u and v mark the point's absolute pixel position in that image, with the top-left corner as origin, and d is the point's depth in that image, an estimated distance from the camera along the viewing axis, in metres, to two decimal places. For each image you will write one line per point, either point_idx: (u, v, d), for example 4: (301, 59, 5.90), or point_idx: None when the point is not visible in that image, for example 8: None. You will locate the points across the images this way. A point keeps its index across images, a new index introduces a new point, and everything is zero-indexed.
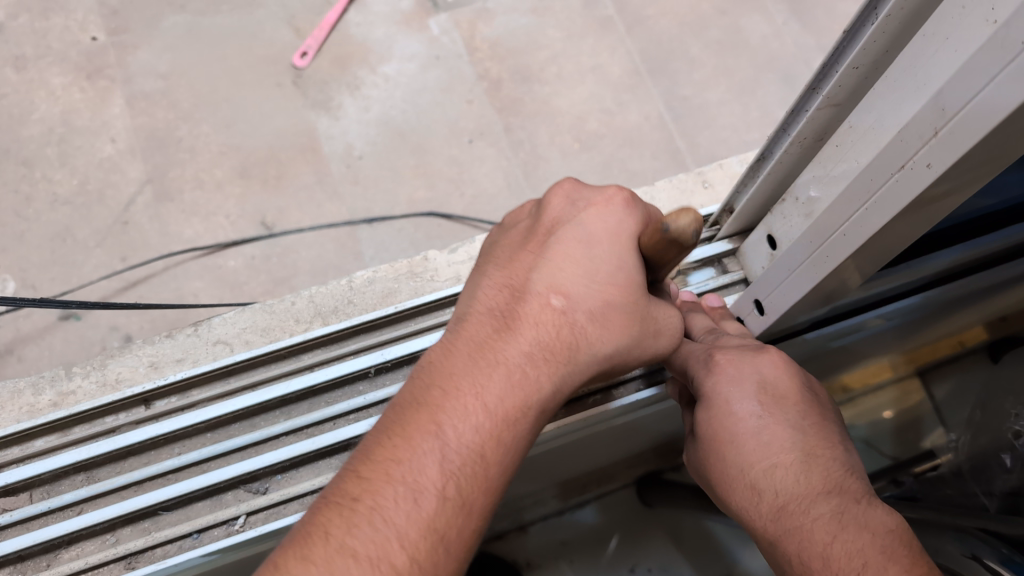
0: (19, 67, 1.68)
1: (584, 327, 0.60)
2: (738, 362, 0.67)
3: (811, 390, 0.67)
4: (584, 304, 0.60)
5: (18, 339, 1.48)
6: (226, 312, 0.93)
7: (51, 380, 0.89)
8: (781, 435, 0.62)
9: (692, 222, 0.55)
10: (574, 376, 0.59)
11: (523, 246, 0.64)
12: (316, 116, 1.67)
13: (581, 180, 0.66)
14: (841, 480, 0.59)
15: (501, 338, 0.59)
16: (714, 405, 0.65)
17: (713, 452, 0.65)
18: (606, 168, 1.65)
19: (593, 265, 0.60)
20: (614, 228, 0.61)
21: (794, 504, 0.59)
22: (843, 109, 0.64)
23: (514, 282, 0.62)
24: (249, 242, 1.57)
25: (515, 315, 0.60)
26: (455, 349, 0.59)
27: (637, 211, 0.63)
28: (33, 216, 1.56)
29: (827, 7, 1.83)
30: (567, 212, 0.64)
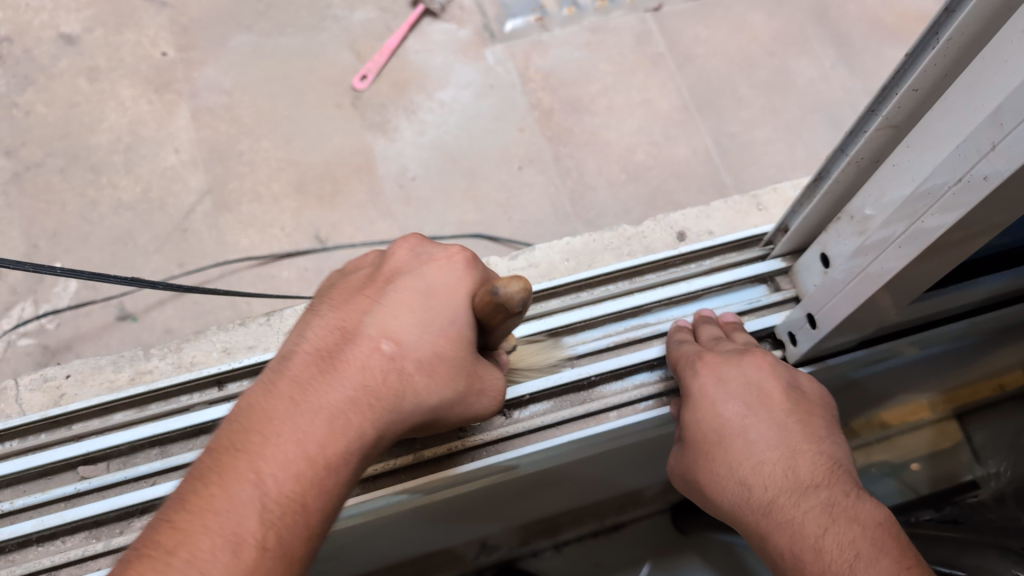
0: (91, 78, 1.74)
1: (408, 377, 0.63)
2: (724, 367, 0.74)
3: (798, 388, 0.73)
4: (411, 353, 0.63)
5: (76, 337, 1.53)
6: (297, 304, 0.96)
7: (131, 360, 0.95)
8: (766, 436, 0.68)
9: (518, 291, 0.59)
10: (392, 424, 0.62)
11: (360, 293, 0.67)
12: (373, 137, 1.73)
13: (424, 239, 0.72)
14: (827, 476, 0.63)
15: (325, 378, 0.60)
16: (703, 408, 0.72)
17: (703, 454, 0.70)
18: (651, 200, 1.69)
19: (426, 316, 0.65)
20: (451, 280, 0.66)
21: (782, 497, 0.63)
22: (899, 132, 0.67)
23: (344, 325, 0.64)
24: (303, 255, 1.62)
25: (340, 359, 0.61)
26: (279, 386, 0.59)
27: (476, 270, 0.69)
28: (97, 220, 1.62)
29: (875, 53, 1.87)
30: (409, 264, 0.69)
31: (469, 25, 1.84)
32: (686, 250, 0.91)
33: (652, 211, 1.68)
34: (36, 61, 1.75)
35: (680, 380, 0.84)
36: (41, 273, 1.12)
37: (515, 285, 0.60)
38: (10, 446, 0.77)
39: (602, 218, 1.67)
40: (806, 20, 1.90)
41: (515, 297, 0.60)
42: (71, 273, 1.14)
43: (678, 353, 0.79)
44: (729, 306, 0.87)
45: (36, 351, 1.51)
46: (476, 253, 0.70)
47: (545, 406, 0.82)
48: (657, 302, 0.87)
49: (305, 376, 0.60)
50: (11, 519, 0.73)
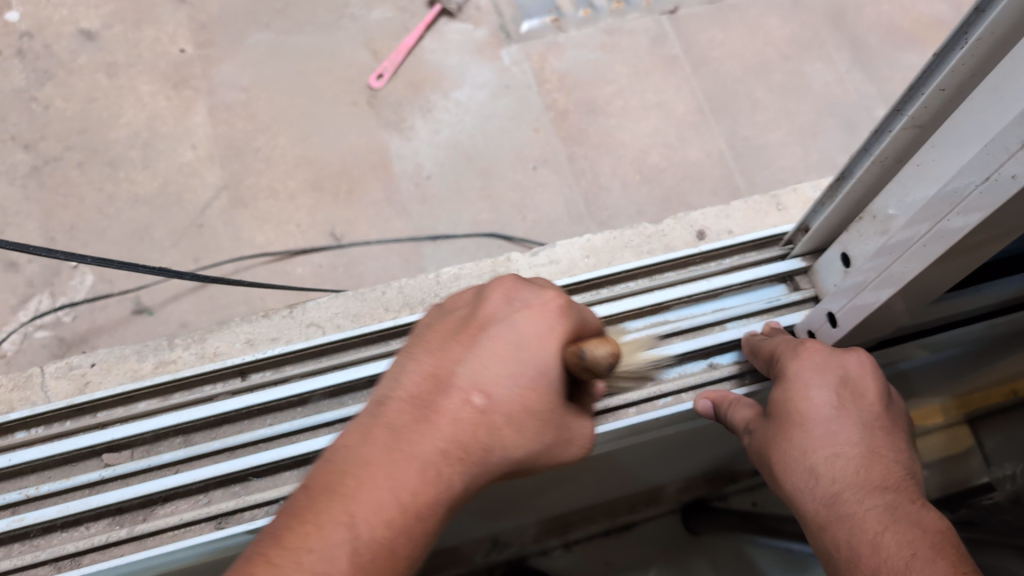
0: (110, 74, 1.76)
1: (499, 432, 0.57)
2: (825, 356, 0.71)
3: (888, 397, 0.71)
4: (504, 408, 0.56)
5: (92, 330, 1.54)
6: (319, 298, 0.96)
7: (154, 349, 0.95)
8: (849, 429, 0.66)
9: (605, 355, 0.55)
10: (479, 476, 0.57)
11: (455, 337, 0.59)
12: (388, 135, 1.73)
13: (519, 280, 0.62)
14: (900, 479, 0.63)
15: (419, 428, 0.55)
16: (794, 388, 0.70)
17: (780, 433, 0.69)
18: (665, 201, 1.70)
19: (518, 370, 0.57)
20: (545, 333, 0.57)
21: (848, 491, 0.62)
22: (924, 131, 0.67)
23: (440, 368, 0.58)
24: (318, 252, 1.63)
25: (433, 409, 0.56)
26: (370, 433, 0.55)
27: (572, 318, 0.59)
28: (115, 214, 1.63)
29: (890, 58, 1.88)
30: (502, 311, 0.60)
31: (485, 25, 1.85)
32: (706, 249, 0.91)
33: (666, 213, 1.68)
34: (55, 56, 1.76)
35: (699, 377, 0.83)
36: (70, 262, 1.13)
37: (604, 348, 0.55)
38: (35, 433, 0.77)
39: (616, 219, 1.67)
40: (821, 24, 1.91)
41: (603, 361, 0.55)
42: (100, 262, 1.16)
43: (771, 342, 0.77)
44: (749, 304, 0.86)
45: (53, 344, 1.53)
46: (571, 296, 0.61)
47: None
48: (677, 299, 0.87)
49: (397, 423, 0.56)
50: (36, 505, 0.74)
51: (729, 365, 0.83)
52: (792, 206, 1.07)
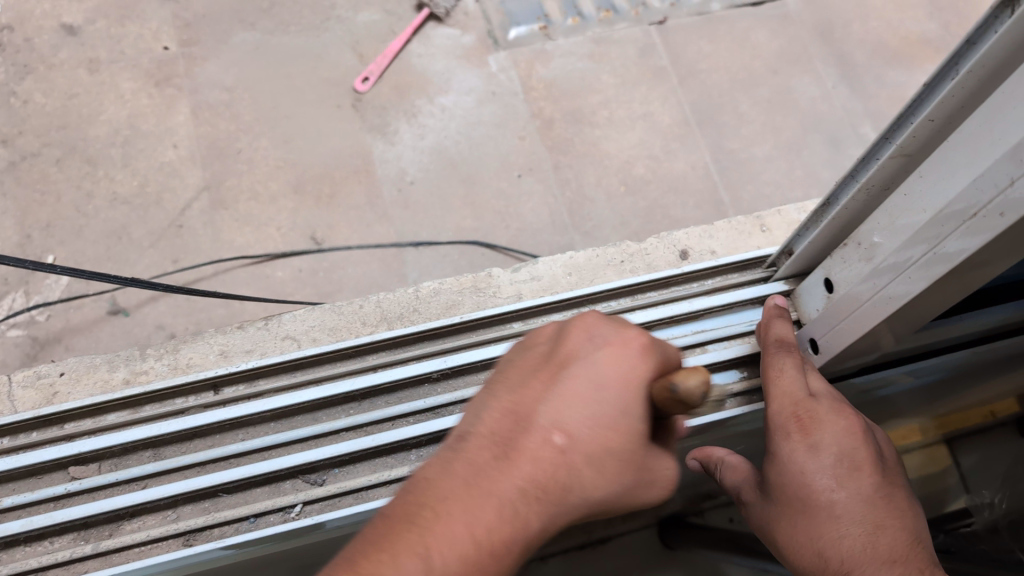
0: (91, 69, 1.73)
1: (579, 472, 0.54)
2: (817, 428, 0.70)
3: (880, 455, 0.71)
4: (586, 446, 0.54)
5: (67, 330, 1.52)
6: (296, 310, 0.95)
7: (126, 359, 0.91)
8: (853, 511, 0.67)
9: (697, 386, 0.51)
10: (560, 518, 0.55)
11: (533, 375, 0.57)
12: (372, 140, 1.72)
13: (603, 316, 0.60)
14: (907, 551, 0.65)
15: (499, 467, 0.53)
16: (791, 473, 0.69)
17: (785, 516, 0.70)
18: (649, 213, 1.69)
19: (599, 408, 0.55)
20: (627, 371, 0.55)
21: (859, 573, 0.65)
22: (913, 160, 0.67)
23: (520, 408, 0.56)
24: (298, 256, 1.61)
25: (513, 448, 0.54)
26: (453, 468, 0.54)
27: (654, 357, 0.57)
28: (93, 213, 1.61)
29: (876, 75, 1.88)
30: (583, 347, 0.57)
31: (472, 31, 1.83)
32: (689, 268, 0.89)
33: (649, 225, 1.68)
34: (36, 50, 1.73)
35: None
36: (40, 272, 1.12)
37: (696, 377, 0.51)
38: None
39: (600, 230, 1.67)
40: (809, 39, 1.91)
41: (694, 392, 0.51)
42: (71, 272, 1.13)
43: (766, 393, 0.75)
44: (731, 326, 0.85)
45: (26, 343, 1.51)
46: (654, 333, 0.58)
47: None
48: (658, 320, 0.85)
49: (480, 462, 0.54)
50: None
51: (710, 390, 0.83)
52: (776, 228, 1.05)
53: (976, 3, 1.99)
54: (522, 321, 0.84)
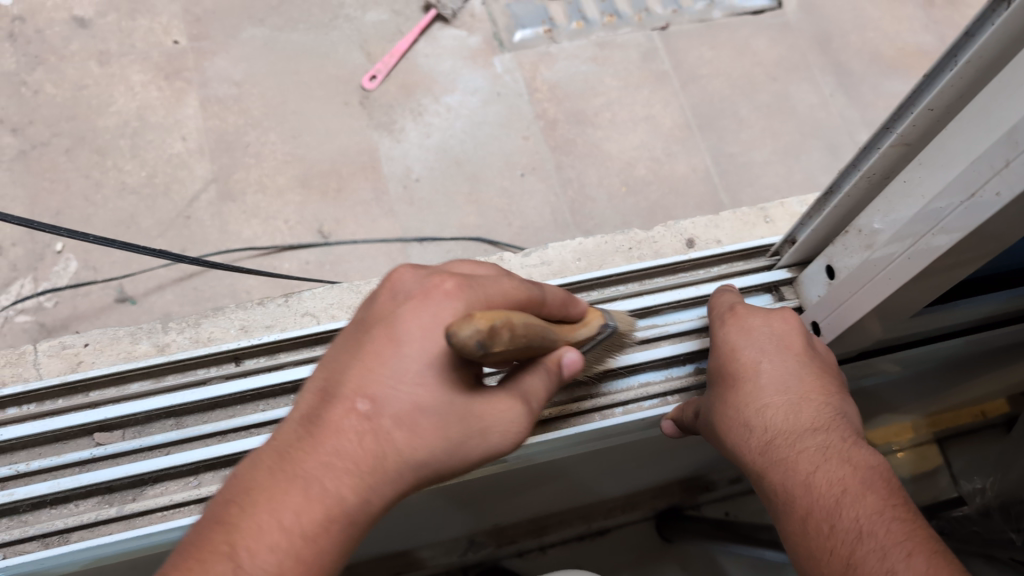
0: (102, 62, 1.75)
1: (390, 433, 0.60)
2: (746, 316, 0.78)
3: (814, 347, 0.77)
4: (389, 409, 0.60)
5: (74, 316, 1.54)
6: (315, 287, 0.98)
7: (148, 332, 0.95)
8: (779, 381, 0.73)
9: (473, 334, 0.49)
10: (385, 483, 0.61)
11: (347, 343, 0.64)
12: (379, 137, 1.75)
13: (414, 268, 0.65)
14: (830, 421, 0.69)
15: (305, 447, 0.60)
16: (724, 350, 0.76)
17: (719, 391, 0.75)
18: (649, 214, 1.73)
19: (401, 365, 0.60)
20: (427, 323, 0.60)
21: (781, 437, 0.69)
22: (911, 150, 0.70)
23: (329, 383, 0.63)
24: (305, 248, 1.64)
25: (320, 421, 0.61)
26: (263, 458, 0.61)
27: (460, 303, 0.61)
28: (101, 202, 1.63)
29: (873, 83, 1.93)
30: (389, 306, 0.63)
31: (479, 32, 1.86)
32: (697, 255, 0.92)
33: (650, 224, 1.71)
34: (47, 41, 1.75)
35: (683, 381, 0.85)
36: (62, 235, 1.23)
37: (472, 325, 0.49)
38: (26, 409, 0.77)
39: (601, 229, 1.70)
40: (808, 47, 1.95)
41: (472, 341, 0.49)
42: (103, 241, 1.31)
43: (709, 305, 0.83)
44: None
45: (33, 329, 1.52)
46: (464, 276, 0.63)
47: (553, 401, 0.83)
48: (666, 304, 0.88)
49: (290, 445, 0.61)
50: (26, 480, 0.74)
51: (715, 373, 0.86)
52: (780, 220, 1.08)
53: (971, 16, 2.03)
54: None
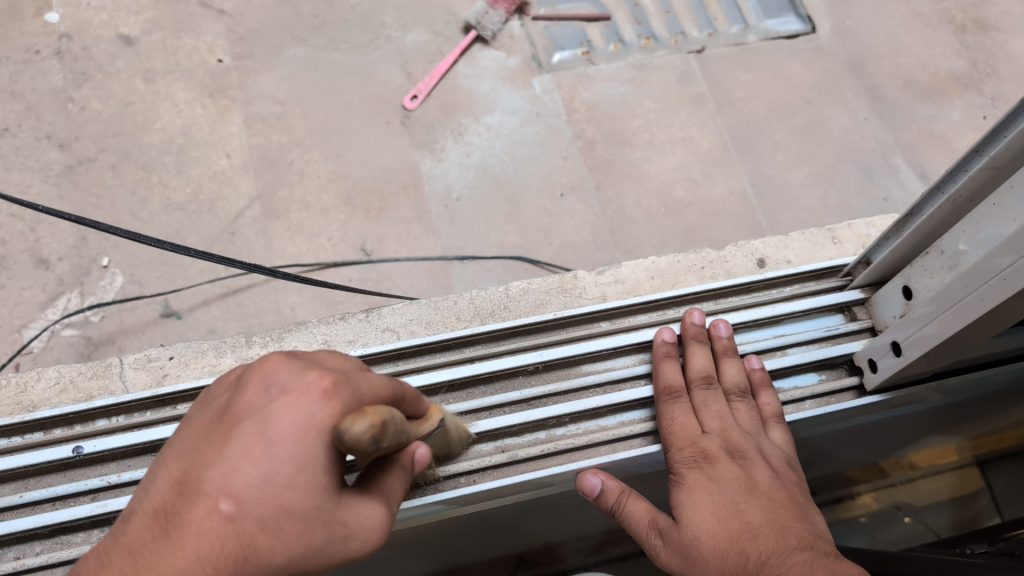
0: (147, 79, 1.77)
1: (254, 537, 0.54)
2: (717, 465, 0.81)
3: (776, 479, 0.81)
4: (253, 510, 0.54)
5: (120, 331, 1.55)
6: (395, 303, 1.00)
7: (232, 346, 0.98)
8: (756, 515, 0.75)
9: (366, 431, 0.49)
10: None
11: (207, 437, 0.57)
12: (420, 156, 1.76)
13: (291, 357, 0.60)
14: (814, 542, 0.72)
15: (159, 549, 0.53)
16: (695, 493, 0.79)
17: (696, 532, 0.76)
18: (688, 235, 1.74)
19: (269, 469, 0.54)
20: (300, 424, 0.55)
21: (774, 556, 0.71)
22: (1001, 173, 0.71)
23: (187, 475, 0.56)
24: (348, 265, 1.65)
25: (178, 519, 0.53)
26: (112, 562, 0.53)
27: (338, 402, 0.56)
28: (146, 218, 1.64)
29: (907, 108, 1.94)
30: (258, 400, 0.57)
31: (518, 54, 1.88)
32: (769, 275, 0.95)
33: (689, 245, 1.73)
34: (93, 58, 1.77)
35: None
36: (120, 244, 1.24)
37: (365, 422, 0.50)
38: (116, 421, 0.85)
39: (640, 249, 1.72)
40: (842, 72, 1.97)
41: (365, 437, 0.50)
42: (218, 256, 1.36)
43: (667, 422, 0.86)
44: (808, 331, 0.92)
45: (80, 343, 1.54)
46: (340, 372, 0.58)
47: (633, 417, 0.90)
48: (739, 325, 0.93)
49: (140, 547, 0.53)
50: (117, 491, 0.82)
51: (791, 391, 0.91)
52: (848, 242, 1.09)
53: (1002, 42, 2.05)
54: (608, 320, 0.93)
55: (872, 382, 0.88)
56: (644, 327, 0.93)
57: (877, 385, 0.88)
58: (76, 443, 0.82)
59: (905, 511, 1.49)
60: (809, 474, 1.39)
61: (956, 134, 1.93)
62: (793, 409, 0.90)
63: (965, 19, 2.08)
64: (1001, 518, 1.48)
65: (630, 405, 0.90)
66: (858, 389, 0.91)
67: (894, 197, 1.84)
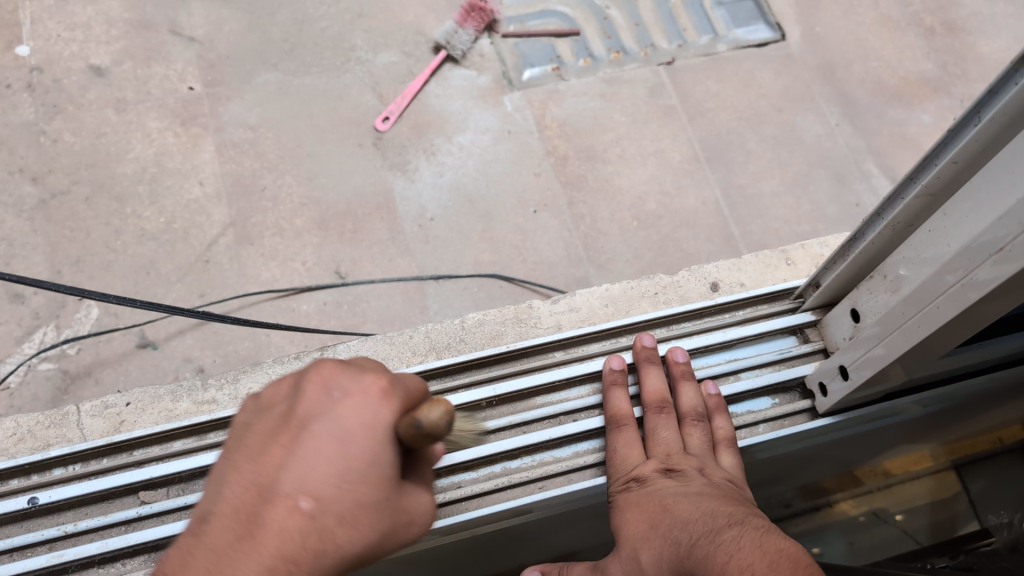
0: (119, 109, 1.78)
1: (333, 532, 0.58)
2: (652, 482, 0.84)
3: (715, 485, 0.82)
4: (331, 508, 0.58)
5: (96, 363, 1.55)
6: (350, 340, 1.07)
7: (188, 389, 1.05)
8: (689, 510, 0.76)
9: (442, 413, 0.58)
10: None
11: (270, 439, 0.60)
12: (393, 177, 1.77)
13: (342, 361, 0.62)
14: (747, 517, 0.71)
15: (241, 552, 0.55)
16: (637, 506, 0.82)
17: (643, 540, 0.78)
18: (661, 247, 1.75)
19: (344, 465, 0.58)
20: (370, 421, 0.59)
21: (704, 538, 0.70)
22: (936, 200, 0.72)
23: (260, 478, 0.58)
24: (323, 289, 1.66)
25: (256, 519, 0.57)
26: (194, 557, 0.56)
27: (393, 398, 0.61)
28: (121, 248, 1.65)
29: (878, 112, 1.95)
30: (321, 403, 0.60)
31: (488, 72, 1.90)
32: (721, 300, 1.02)
33: (662, 258, 1.73)
34: (64, 90, 1.77)
35: None
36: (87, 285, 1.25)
37: (439, 407, 0.58)
38: (73, 469, 0.91)
39: (614, 263, 1.72)
40: (812, 78, 1.98)
41: (439, 421, 0.58)
42: (145, 306, 1.41)
43: (611, 456, 0.91)
44: (761, 355, 0.98)
45: (57, 376, 1.54)
46: (392, 370, 0.62)
47: (586, 447, 0.96)
48: (693, 350, 0.99)
49: (222, 544, 0.56)
50: (74, 540, 0.87)
51: (744, 415, 0.96)
52: (801, 260, 1.20)
53: (971, 44, 2.07)
54: (563, 350, 1.00)
55: (824, 405, 0.93)
56: (597, 356, 1.00)
57: (825, 406, 0.92)
58: (31, 494, 0.88)
59: (883, 517, 1.50)
60: (782, 486, 1.40)
61: (927, 137, 1.93)
62: (747, 433, 0.95)
63: (933, 22, 2.09)
64: (979, 523, 1.48)
65: (586, 437, 0.96)
66: (811, 411, 0.96)
67: (866, 202, 1.84)
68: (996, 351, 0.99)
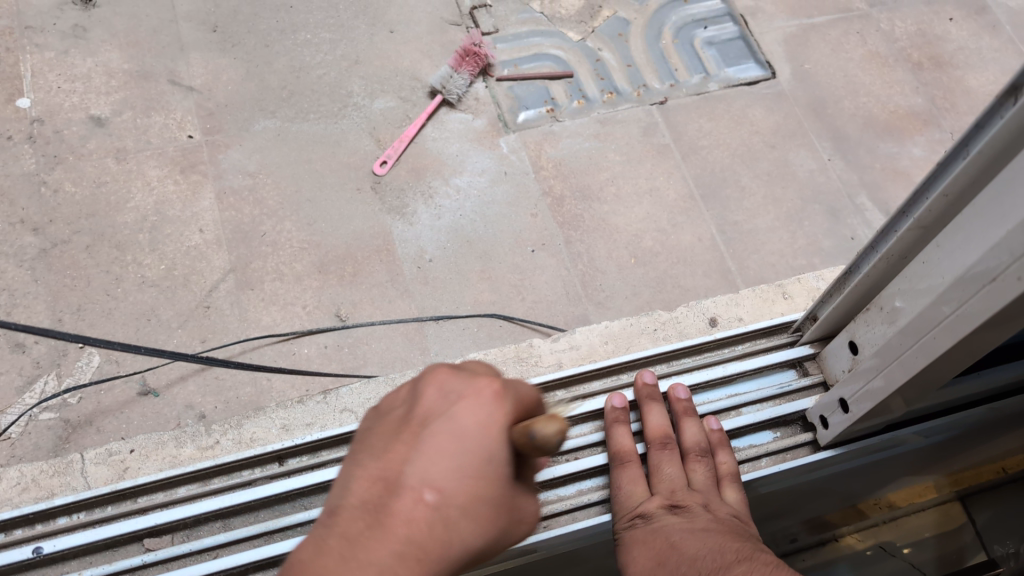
0: (120, 158, 1.80)
1: (455, 520, 0.58)
2: (664, 517, 0.84)
3: (724, 520, 0.83)
4: (453, 499, 0.58)
5: (97, 412, 1.54)
6: (352, 384, 1.19)
7: (192, 436, 1.14)
8: (696, 546, 0.77)
9: (557, 432, 0.59)
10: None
11: (394, 436, 0.60)
12: (391, 221, 1.78)
13: (452, 367, 0.64)
14: (756, 553, 0.72)
15: (375, 535, 0.54)
16: (644, 541, 0.82)
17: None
18: (660, 285, 1.75)
19: (464, 461, 0.59)
20: (485, 420, 0.60)
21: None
22: (928, 233, 0.74)
23: (387, 472, 0.58)
24: (323, 332, 1.66)
25: (387, 506, 0.56)
26: (328, 544, 0.54)
27: (507, 402, 0.62)
28: (122, 296, 1.65)
29: (869, 146, 1.97)
30: (438, 404, 0.61)
31: (483, 115, 1.92)
32: (721, 336, 1.05)
33: (660, 294, 1.74)
34: (65, 141, 1.80)
35: None
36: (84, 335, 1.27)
37: (554, 425, 0.59)
38: (78, 517, 0.96)
39: (612, 300, 1.73)
40: (803, 115, 2.00)
41: (553, 438, 0.59)
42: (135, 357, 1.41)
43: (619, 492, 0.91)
44: (762, 389, 0.99)
45: (58, 426, 1.52)
46: (503, 377, 0.64)
47: (590, 484, 0.96)
48: (694, 386, 1.01)
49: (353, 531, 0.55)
50: None
51: (747, 450, 0.97)
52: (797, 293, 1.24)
53: (959, 77, 2.10)
54: (564, 389, 1.02)
55: (826, 438, 0.93)
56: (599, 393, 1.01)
57: (828, 438, 0.93)
58: (35, 544, 0.93)
59: (891, 551, 1.49)
60: (787, 520, 1.39)
61: (919, 170, 1.95)
62: (749, 467, 0.97)
63: (921, 57, 2.13)
64: (987, 555, 1.48)
65: (589, 474, 0.97)
66: (813, 444, 0.97)
67: (861, 235, 1.86)
68: (995, 380, 1.00)
